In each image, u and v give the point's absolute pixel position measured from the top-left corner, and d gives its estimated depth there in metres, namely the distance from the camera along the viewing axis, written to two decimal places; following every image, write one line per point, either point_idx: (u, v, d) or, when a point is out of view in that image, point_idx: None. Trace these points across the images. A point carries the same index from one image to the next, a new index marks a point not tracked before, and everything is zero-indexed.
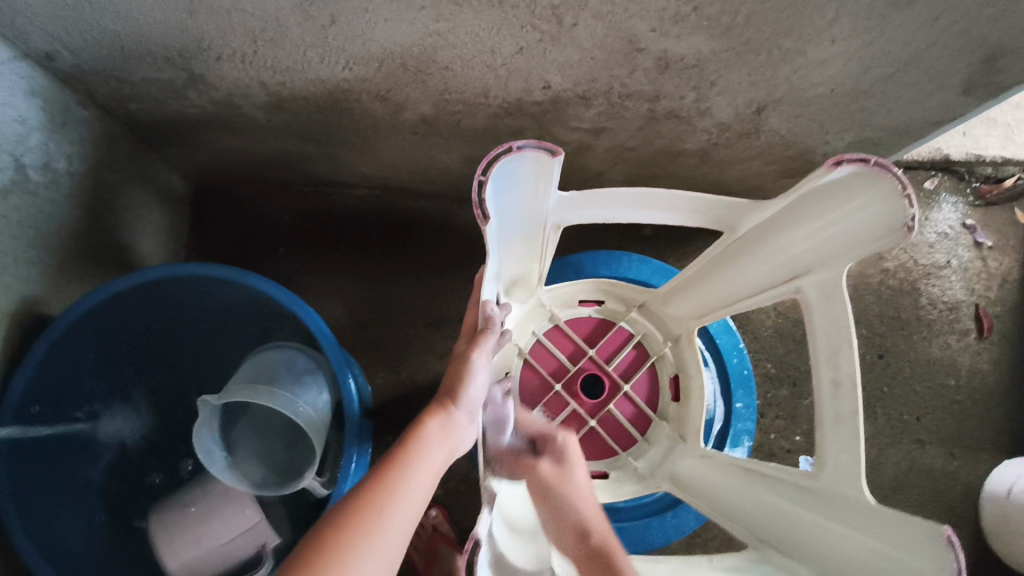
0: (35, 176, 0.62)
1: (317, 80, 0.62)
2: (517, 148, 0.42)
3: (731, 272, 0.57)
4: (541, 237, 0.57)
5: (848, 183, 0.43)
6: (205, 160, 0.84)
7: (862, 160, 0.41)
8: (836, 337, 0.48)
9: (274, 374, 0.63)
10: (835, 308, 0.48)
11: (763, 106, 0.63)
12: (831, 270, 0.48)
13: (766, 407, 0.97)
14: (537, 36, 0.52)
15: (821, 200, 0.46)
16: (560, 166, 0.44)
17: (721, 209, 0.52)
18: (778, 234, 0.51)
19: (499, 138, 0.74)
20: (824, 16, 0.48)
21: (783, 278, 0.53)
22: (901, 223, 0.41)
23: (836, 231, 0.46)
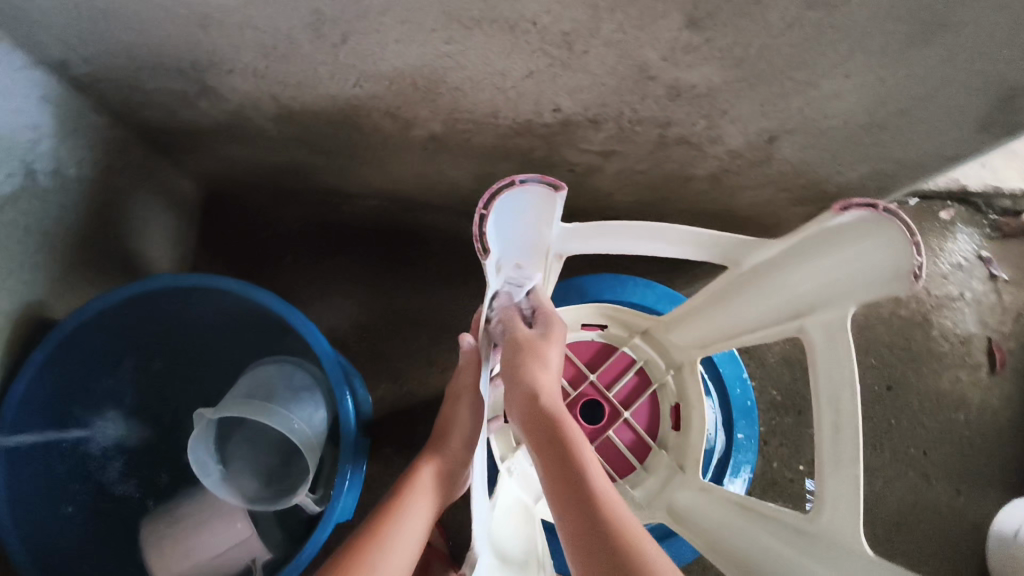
0: (44, 182, 0.62)
1: (327, 95, 0.62)
2: (520, 182, 0.45)
3: (735, 307, 0.57)
4: (543, 267, 0.58)
5: (855, 228, 0.43)
6: (216, 167, 0.85)
7: (869, 204, 0.42)
8: (838, 380, 0.47)
9: (272, 391, 0.64)
10: (838, 351, 0.47)
11: (775, 135, 0.62)
12: (837, 312, 0.47)
13: (770, 435, 0.95)
14: (547, 61, 0.52)
15: (826, 242, 0.46)
16: (561, 202, 0.47)
17: (726, 246, 0.52)
18: (783, 271, 0.50)
19: (509, 157, 0.74)
20: (839, 52, 0.47)
21: (785, 316, 0.52)
22: (907, 270, 0.41)
23: (840, 273, 0.46)
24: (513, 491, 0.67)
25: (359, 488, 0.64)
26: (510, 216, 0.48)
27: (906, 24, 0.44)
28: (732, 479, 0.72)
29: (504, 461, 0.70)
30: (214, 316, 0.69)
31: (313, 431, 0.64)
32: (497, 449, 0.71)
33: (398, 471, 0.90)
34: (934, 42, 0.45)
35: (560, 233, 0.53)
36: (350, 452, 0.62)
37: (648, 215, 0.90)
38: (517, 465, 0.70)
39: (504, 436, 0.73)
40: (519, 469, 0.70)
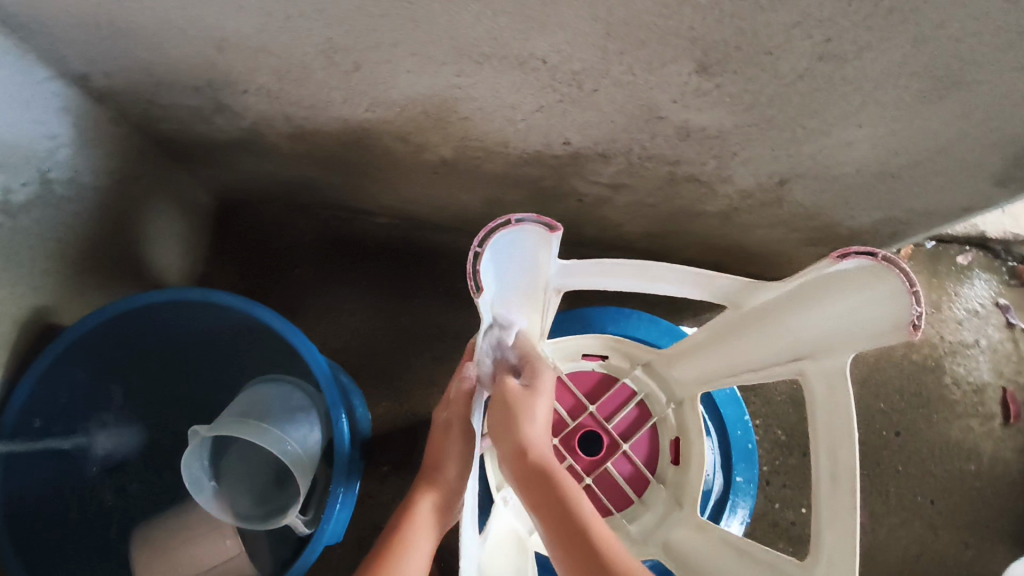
0: (58, 190, 0.63)
1: (340, 118, 0.63)
2: (515, 222, 0.45)
3: (736, 346, 0.56)
4: (542, 300, 0.58)
5: (854, 277, 0.42)
6: (231, 179, 0.86)
7: (868, 253, 0.40)
8: (839, 427, 0.47)
9: (267, 410, 0.65)
10: (837, 398, 0.47)
11: (786, 179, 0.62)
12: (836, 358, 0.47)
13: (772, 475, 0.94)
14: (557, 97, 0.52)
15: (824, 290, 0.45)
16: (557, 240, 0.47)
17: (728, 286, 0.52)
18: (783, 315, 0.50)
19: (518, 185, 0.74)
20: (851, 103, 0.47)
21: (787, 358, 0.52)
22: (906, 321, 0.40)
23: (840, 321, 0.45)
24: (506, 523, 0.66)
25: (352, 506, 0.63)
26: (507, 254, 0.48)
27: (920, 80, 0.43)
28: (729, 522, 0.71)
29: (499, 490, 0.69)
30: (216, 330, 0.70)
31: (307, 450, 0.64)
32: (493, 478, 0.70)
33: (394, 490, 0.89)
34: (948, 99, 0.45)
35: (558, 269, 0.53)
36: (343, 471, 0.62)
37: (658, 247, 0.90)
38: (512, 494, 0.69)
39: (500, 464, 0.72)
40: (515, 499, 0.69)
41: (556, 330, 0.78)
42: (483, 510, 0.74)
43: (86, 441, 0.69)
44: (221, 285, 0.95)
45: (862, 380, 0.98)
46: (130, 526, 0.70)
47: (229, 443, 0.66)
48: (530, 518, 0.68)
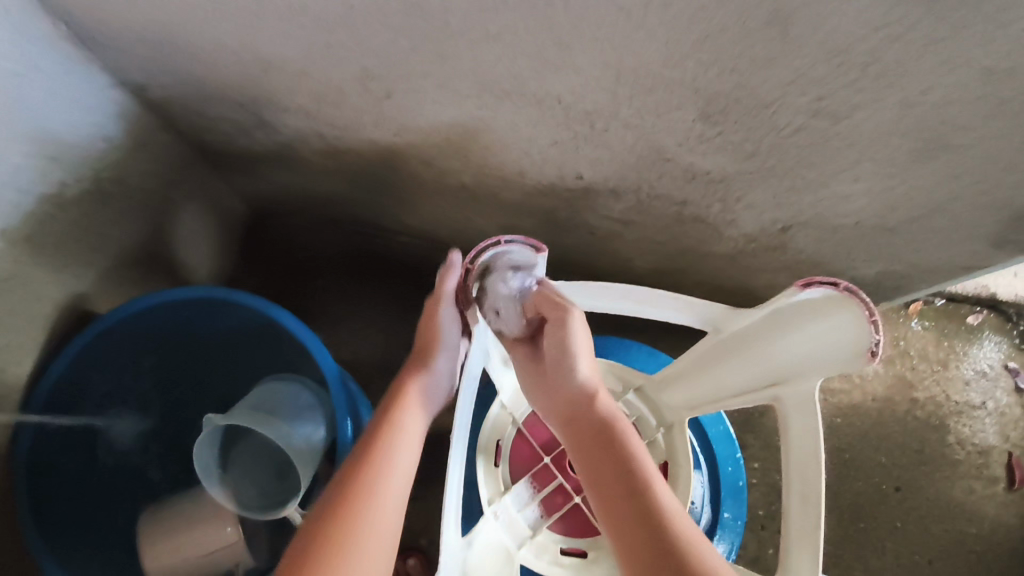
0: (108, 188, 0.68)
1: (370, 140, 0.67)
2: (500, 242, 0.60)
3: (716, 372, 0.60)
4: None
5: (819, 306, 0.50)
6: (264, 189, 0.91)
7: (831, 284, 0.49)
8: (805, 446, 0.52)
9: (276, 407, 0.68)
10: (805, 420, 0.53)
11: (788, 226, 0.64)
12: (808, 384, 0.52)
13: (768, 519, 0.94)
14: (571, 134, 0.56)
15: (793, 317, 0.51)
16: (541, 261, 0.60)
17: (711, 313, 0.58)
18: (757, 343, 0.55)
19: (533, 214, 0.78)
20: (846, 158, 0.49)
21: (761, 386, 0.56)
22: (864, 348, 0.47)
23: (810, 347, 0.51)
24: (496, 535, 0.68)
25: None
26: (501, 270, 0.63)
27: (910, 140, 0.46)
28: None
29: (490, 504, 0.70)
30: (238, 329, 0.73)
31: (311, 447, 0.67)
32: (484, 492, 0.72)
33: None
34: (938, 159, 0.47)
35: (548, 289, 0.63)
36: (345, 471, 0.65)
37: (666, 283, 0.92)
38: (503, 508, 0.70)
39: (492, 479, 0.73)
40: (505, 513, 0.70)
41: None
42: (471, 522, 0.75)
43: (106, 424, 0.73)
44: (246, 289, 1.00)
45: (864, 432, 0.98)
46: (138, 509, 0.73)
47: (237, 438, 0.69)
48: (517, 533, 0.69)
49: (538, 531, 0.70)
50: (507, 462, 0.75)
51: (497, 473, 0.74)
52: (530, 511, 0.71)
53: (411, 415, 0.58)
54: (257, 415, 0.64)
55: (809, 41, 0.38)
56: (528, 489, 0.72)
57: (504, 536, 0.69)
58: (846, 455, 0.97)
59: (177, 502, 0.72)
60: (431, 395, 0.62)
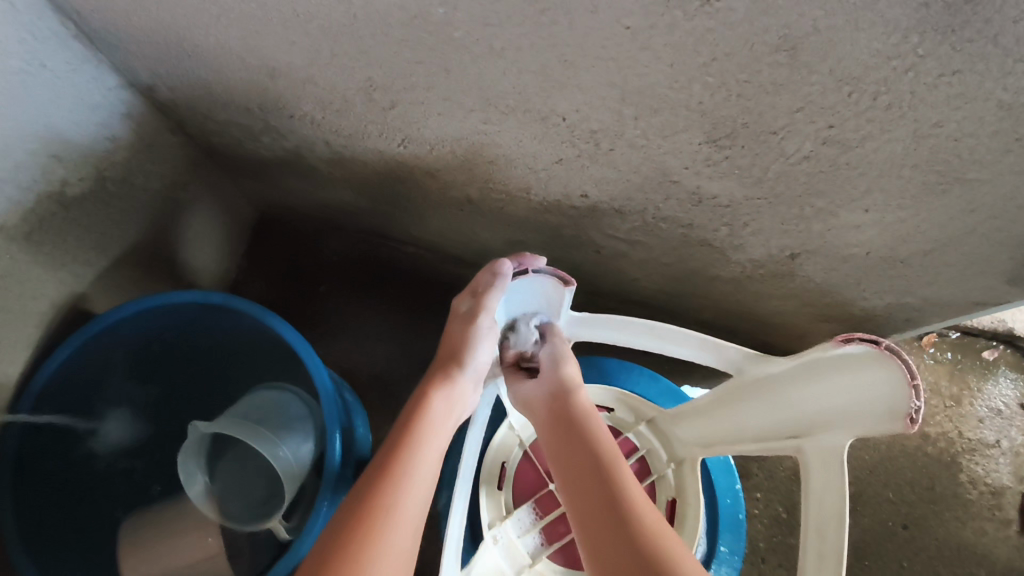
0: (111, 187, 0.68)
1: (375, 149, 0.67)
2: (533, 270, 0.60)
3: (740, 414, 0.59)
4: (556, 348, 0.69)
5: (856, 362, 0.47)
6: (272, 193, 0.91)
7: (873, 341, 0.45)
8: (827, 507, 0.49)
9: (267, 419, 0.68)
10: (830, 476, 0.49)
11: (797, 253, 0.62)
12: (837, 439, 0.49)
13: (768, 552, 0.91)
14: (576, 153, 0.55)
15: (833, 371, 0.49)
16: (569, 294, 0.61)
17: (738, 356, 0.56)
18: (785, 390, 0.53)
19: (539, 230, 0.77)
20: (858, 187, 0.48)
21: (786, 434, 0.54)
22: (903, 412, 0.44)
23: (842, 402, 0.48)
24: (493, 563, 0.67)
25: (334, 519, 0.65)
26: (520, 293, 0.63)
27: (923, 172, 0.44)
28: None
29: (490, 528, 0.69)
30: (236, 334, 0.73)
31: (298, 460, 0.66)
32: (486, 515, 0.70)
33: None
34: (952, 193, 0.46)
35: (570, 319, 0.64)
36: (330, 484, 0.63)
37: (674, 305, 0.91)
38: (503, 534, 0.69)
39: (494, 502, 0.72)
40: (505, 538, 0.69)
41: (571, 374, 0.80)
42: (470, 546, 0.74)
43: (96, 423, 0.73)
44: (249, 292, 1.00)
45: (871, 466, 0.96)
46: (124, 514, 0.73)
47: (226, 444, 0.69)
48: (516, 561, 0.68)
49: (538, 560, 0.68)
50: (510, 487, 0.73)
51: (500, 496, 0.73)
52: (531, 538, 0.70)
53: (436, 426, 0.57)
54: (245, 426, 0.64)
55: (818, 67, 0.37)
56: (530, 515, 0.71)
57: (502, 562, 0.68)
58: (851, 489, 0.95)
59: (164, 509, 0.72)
60: (459, 402, 0.61)
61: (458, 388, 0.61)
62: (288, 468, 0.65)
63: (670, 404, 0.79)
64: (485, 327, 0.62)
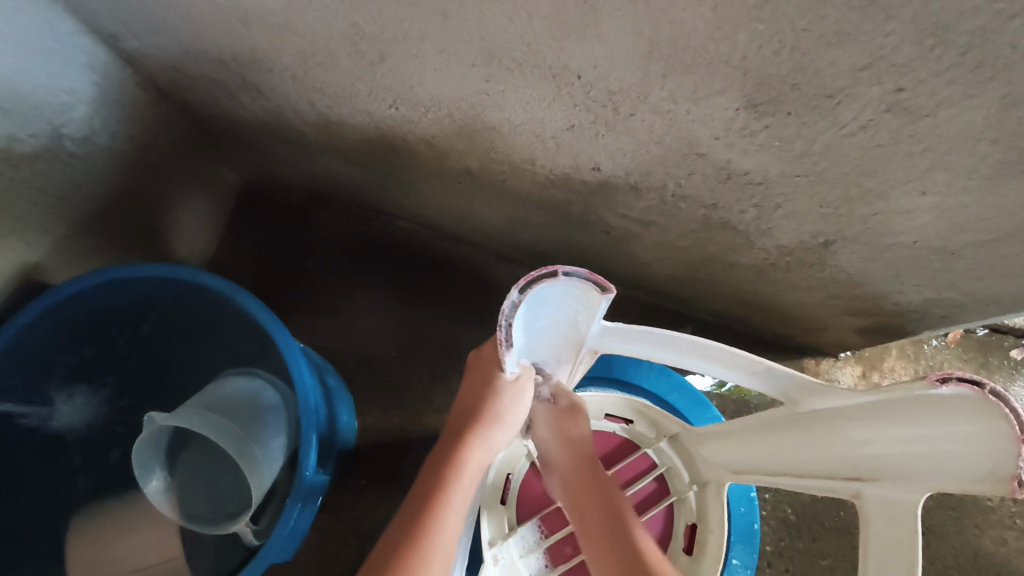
0: (69, 146, 0.61)
1: (364, 111, 0.60)
2: (560, 274, 0.42)
3: (780, 444, 0.49)
4: (578, 357, 0.55)
5: (945, 409, 0.36)
6: (257, 159, 0.85)
7: (975, 383, 0.35)
8: (892, 567, 0.39)
9: (232, 410, 0.63)
10: (898, 530, 0.39)
11: (833, 240, 0.56)
12: (907, 489, 0.39)
13: (774, 556, 0.86)
14: (591, 118, 0.48)
15: (910, 412, 0.38)
16: (606, 304, 0.44)
17: (787, 384, 0.46)
18: (842, 426, 0.43)
19: (544, 207, 0.70)
20: (917, 165, 0.42)
21: (839, 475, 0.44)
22: (1006, 473, 0.34)
23: (920, 450, 0.38)
24: None
25: (310, 517, 0.60)
26: (545, 305, 0.45)
27: (1001, 148, 0.37)
28: None
29: (490, 547, 0.64)
30: (209, 313, 0.68)
31: (268, 454, 0.62)
32: (487, 533, 0.65)
33: (370, 506, 0.85)
34: None
35: (599, 331, 0.49)
36: (303, 486, 0.58)
37: (686, 293, 0.84)
38: (504, 553, 0.64)
39: (495, 518, 0.66)
40: (506, 557, 0.64)
41: (590, 377, 0.74)
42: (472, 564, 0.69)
43: (48, 407, 0.67)
44: (230, 267, 0.93)
45: None
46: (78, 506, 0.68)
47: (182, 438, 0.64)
48: None
49: None
50: (514, 503, 0.68)
51: (502, 511, 0.67)
52: (535, 559, 0.65)
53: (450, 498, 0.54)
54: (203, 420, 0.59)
55: (898, 12, 0.30)
56: (535, 534, 0.66)
57: None
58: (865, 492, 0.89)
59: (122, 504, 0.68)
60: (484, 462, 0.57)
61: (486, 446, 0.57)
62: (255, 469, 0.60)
63: (682, 403, 0.73)
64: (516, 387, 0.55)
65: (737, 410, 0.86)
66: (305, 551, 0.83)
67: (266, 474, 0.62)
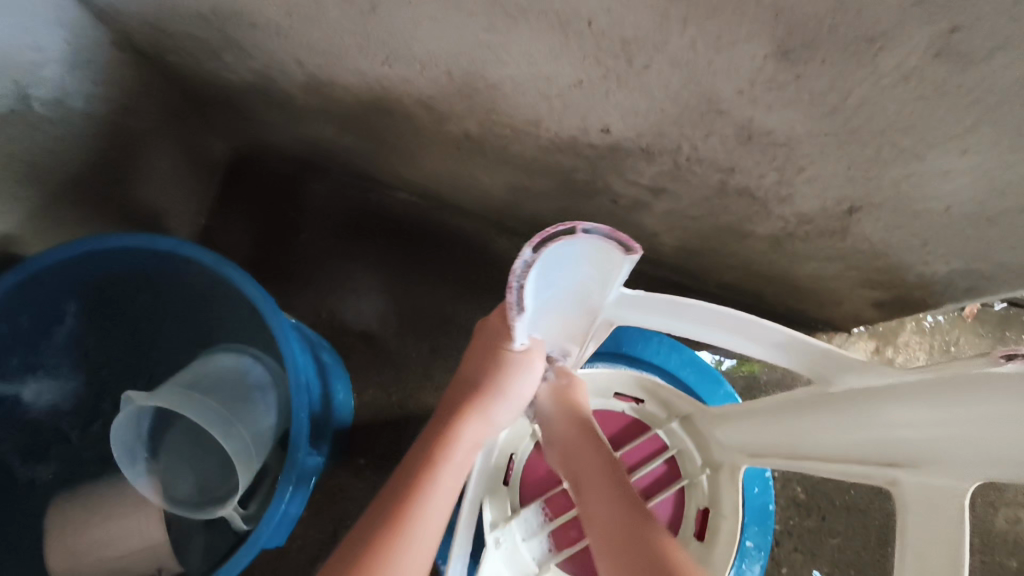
0: (39, 109, 0.57)
1: (355, 70, 0.56)
2: (581, 232, 0.37)
3: (809, 427, 0.46)
4: (592, 328, 0.51)
5: (998, 390, 0.33)
6: (245, 126, 0.81)
7: None
8: (932, 564, 0.35)
9: (218, 389, 0.61)
10: (933, 522, 0.36)
11: (858, 206, 0.52)
12: (949, 475, 0.36)
13: (783, 535, 0.84)
14: (601, 72, 0.44)
15: (952, 389, 0.35)
16: (629, 265, 0.39)
17: (821, 359, 0.43)
18: (882, 407, 0.40)
19: (548, 174, 0.66)
20: (961, 121, 0.38)
21: (875, 460, 0.41)
22: None
23: (968, 435, 0.35)
24: (495, 569, 0.58)
25: (302, 502, 0.58)
26: (560, 268, 0.40)
27: None
28: None
29: (493, 529, 0.61)
30: (194, 286, 0.65)
31: (256, 437, 0.60)
32: (489, 515, 0.62)
33: (368, 486, 0.82)
34: None
35: (617, 299, 0.45)
36: (295, 469, 0.55)
37: (695, 265, 0.81)
38: (506, 536, 0.61)
39: (498, 500, 0.64)
40: (508, 541, 0.61)
41: (597, 354, 0.71)
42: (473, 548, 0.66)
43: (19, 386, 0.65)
44: (219, 239, 0.90)
45: None
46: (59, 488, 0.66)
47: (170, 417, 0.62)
48: (521, 567, 0.61)
49: (546, 569, 0.61)
50: (517, 485, 0.66)
51: (504, 493, 0.65)
52: (538, 543, 0.62)
53: (438, 476, 0.50)
54: (189, 398, 0.56)
55: None
56: (538, 517, 0.63)
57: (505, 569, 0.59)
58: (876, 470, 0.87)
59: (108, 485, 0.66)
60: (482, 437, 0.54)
61: (484, 423, 0.54)
62: (243, 452, 0.57)
63: (693, 378, 0.71)
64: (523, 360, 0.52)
65: (747, 387, 0.83)
66: (301, 531, 0.81)
67: (252, 455, 0.59)
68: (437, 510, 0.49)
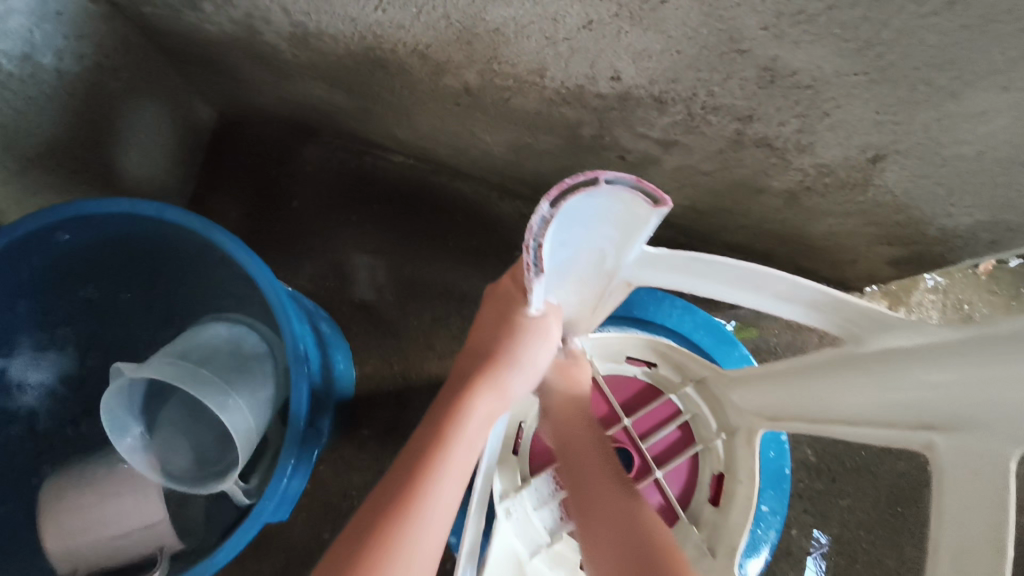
0: (7, 67, 0.53)
1: (344, 17, 0.52)
2: (603, 180, 0.34)
3: (835, 390, 0.44)
4: (606, 289, 0.48)
5: None
6: (229, 86, 0.76)
7: None
8: (972, 532, 0.32)
9: (212, 362, 0.58)
10: (976, 486, 0.33)
11: (883, 155, 0.49)
12: (990, 437, 0.33)
13: (794, 497, 0.83)
14: (613, 10, 0.41)
15: (991, 349, 0.33)
16: (657, 218, 0.36)
17: (853, 315, 0.40)
18: (917, 368, 0.37)
19: (553, 130, 0.63)
20: (1008, 53, 0.35)
21: (907, 423, 0.38)
22: None
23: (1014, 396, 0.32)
24: (507, 540, 0.57)
25: (303, 474, 0.56)
26: (578, 224, 0.38)
27: None
28: (751, 555, 0.64)
29: (502, 500, 0.59)
30: (186, 248, 0.63)
31: (254, 410, 0.58)
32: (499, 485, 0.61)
33: (372, 457, 0.81)
34: None
35: (638, 258, 0.43)
36: (296, 441, 0.53)
37: (705, 226, 0.78)
38: (517, 506, 0.59)
39: (507, 472, 0.63)
40: (518, 511, 0.59)
41: (607, 319, 0.70)
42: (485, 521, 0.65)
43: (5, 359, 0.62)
44: (209, 207, 0.87)
45: None
46: (53, 465, 0.65)
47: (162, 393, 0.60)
48: (532, 538, 0.59)
49: (557, 538, 0.59)
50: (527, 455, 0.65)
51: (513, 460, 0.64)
52: (549, 512, 0.61)
53: (451, 451, 0.48)
54: (183, 370, 0.54)
55: None
56: (548, 485, 0.62)
57: (516, 540, 0.58)
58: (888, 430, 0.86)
59: (104, 460, 0.64)
60: (496, 409, 0.52)
61: (500, 393, 0.52)
62: (240, 424, 0.55)
63: (708, 342, 0.69)
64: (538, 326, 0.51)
65: (757, 348, 0.81)
66: (305, 503, 0.79)
67: (252, 427, 0.57)
68: (449, 488, 0.47)
